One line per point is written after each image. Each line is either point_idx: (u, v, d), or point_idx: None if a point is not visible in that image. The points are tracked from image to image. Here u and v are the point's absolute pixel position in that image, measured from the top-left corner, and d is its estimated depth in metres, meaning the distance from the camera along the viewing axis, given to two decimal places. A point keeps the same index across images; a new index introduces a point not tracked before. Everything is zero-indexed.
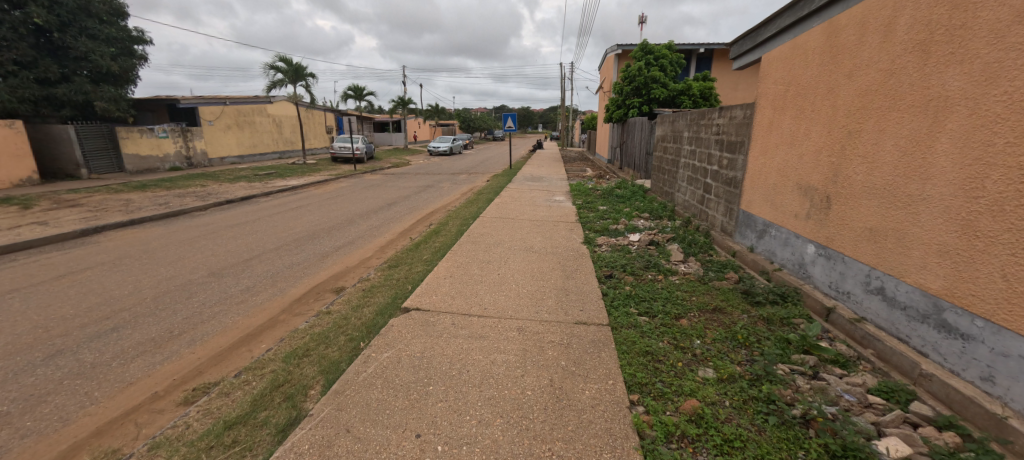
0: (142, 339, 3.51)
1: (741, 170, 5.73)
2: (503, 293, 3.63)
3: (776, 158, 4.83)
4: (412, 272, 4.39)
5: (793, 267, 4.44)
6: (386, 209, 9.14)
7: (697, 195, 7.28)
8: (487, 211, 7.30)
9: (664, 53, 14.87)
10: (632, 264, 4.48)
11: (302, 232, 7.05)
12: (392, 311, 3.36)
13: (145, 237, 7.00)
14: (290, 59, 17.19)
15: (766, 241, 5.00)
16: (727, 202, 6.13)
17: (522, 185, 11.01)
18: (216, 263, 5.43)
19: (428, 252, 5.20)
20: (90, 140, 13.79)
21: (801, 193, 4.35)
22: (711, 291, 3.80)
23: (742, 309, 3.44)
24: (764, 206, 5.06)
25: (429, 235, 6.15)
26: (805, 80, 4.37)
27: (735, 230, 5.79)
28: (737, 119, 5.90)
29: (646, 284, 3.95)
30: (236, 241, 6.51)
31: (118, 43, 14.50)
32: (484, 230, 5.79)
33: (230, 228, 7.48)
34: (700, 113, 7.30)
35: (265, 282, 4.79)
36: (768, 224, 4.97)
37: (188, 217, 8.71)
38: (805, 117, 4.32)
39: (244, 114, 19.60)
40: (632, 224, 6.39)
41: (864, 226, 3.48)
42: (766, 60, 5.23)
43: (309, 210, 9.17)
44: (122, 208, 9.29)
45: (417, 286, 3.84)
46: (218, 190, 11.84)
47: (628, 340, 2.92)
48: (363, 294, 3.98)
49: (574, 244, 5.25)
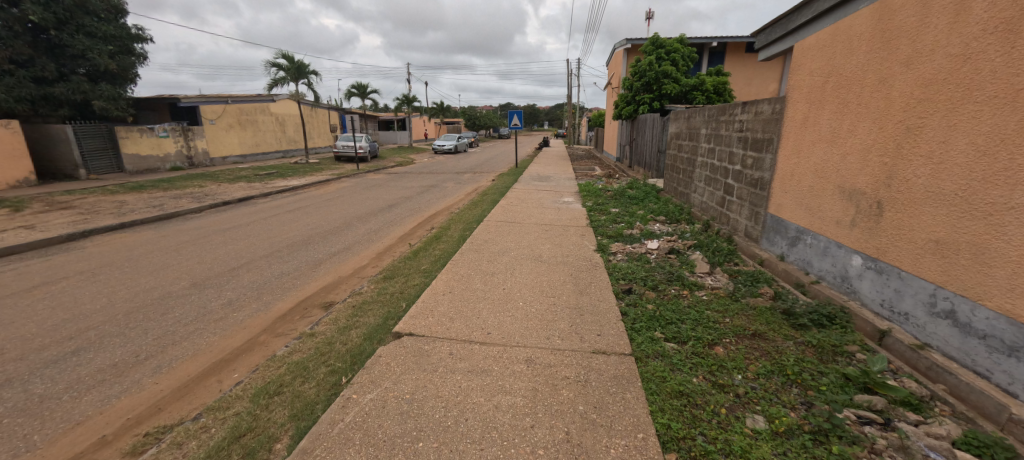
0: (102, 365, 3.11)
1: (769, 170, 5.24)
2: (509, 314, 3.18)
3: (812, 158, 4.34)
4: (409, 285, 3.98)
5: (833, 280, 3.97)
6: (387, 211, 8.73)
7: (716, 196, 6.79)
8: (491, 215, 6.85)
9: (676, 47, 14.34)
10: (652, 277, 4.02)
11: (297, 237, 6.67)
12: (381, 337, 2.93)
13: (132, 242, 6.65)
14: (291, 56, 16.85)
15: (800, 249, 4.52)
16: (752, 206, 5.64)
17: (529, 186, 10.55)
18: (200, 272, 5.04)
19: (427, 261, 4.77)
20: (89, 140, 13.55)
21: (844, 198, 3.86)
22: (747, 310, 3.32)
23: (785, 334, 2.97)
24: (797, 210, 4.58)
25: (429, 241, 5.73)
26: (848, 71, 3.88)
27: (762, 235, 5.30)
28: (763, 114, 5.40)
29: (670, 301, 3.49)
30: (226, 247, 6.13)
31: (116, 41, 14.22)
32: (488, 237, 5.34)
33: (222, 232, 7.11)
34: (721, 108, 6.80)
35: (250, 295, 4.40)
36: (802, 230, 4.49)
37: (180, 220, 8.37)
38: (849, 111, 3.83)
39: (246, 113, 19.32)
40: (648, 229, 5.91)
41: (929, 238, 2.99)
42: (799, 49, 4.73)
43: (306, 213, 8.79)
44: (115, 211, 8.97)
45: (411, 305, 3.41)
46: (216, 191, 11.50)
47: (656, 375, 2.47)
48: (352, 312, 3.56)
49: (585, 252, 4.80)
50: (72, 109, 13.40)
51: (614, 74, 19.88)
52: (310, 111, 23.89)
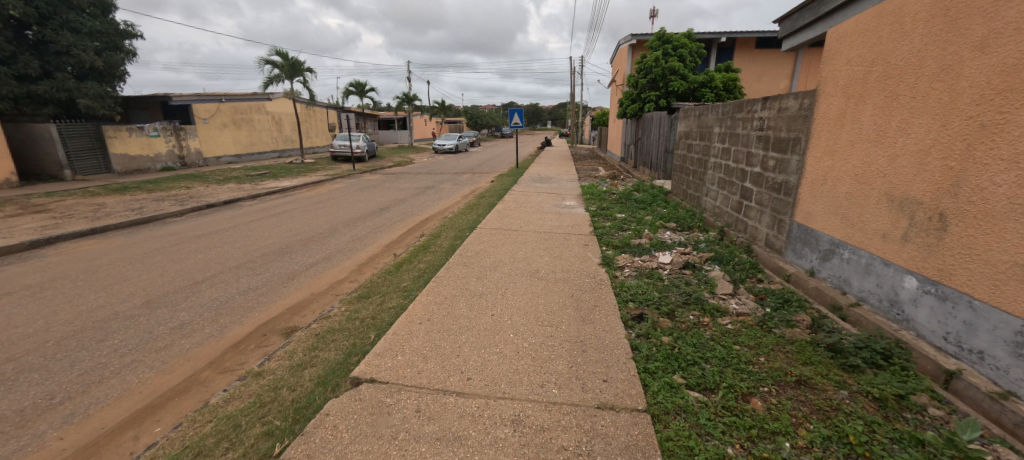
0: (4, 412, 2.58)
1: (795, 173, 4.66)
2: (496, 351, 2.62)
3: (849, 161, 3.78)
4: (386, 308, 3.43)
5: (878, 304, 3.42)
6: (377, 215, 8.21)
7: (731, 201, 6.22)
8: (486, 221, 6.30)
9: (684, 42, 13.72)
10: (665, 299, 3.44)
11: (275, 245, 6.14)
12: (337, 383, 2.38)
13: (99, 250, 6.15)
14: (285, 54, 16.32)
15: (834, 265, 3.96)
16: (774, 212, 5.07)
17: (529, 188, 9.98)
18: (157, 288, 4.51)
19: (409, 277, 4.21)
20: (75, 140, 13.09)
21: (893, 208, 3.29)
22: (784, 345, 2.76)
23: (836, 381, 2.40)
24: (831, 219, 4.00)
25: (416, 251, 5.17)
26: (897, 58, 3.32)
27: (787, 247, 4.73)
28: (788, 111, 4.82)
29: (690, 333, 2.91)
30: (196, 257, 5.61)
31: (103, 37, 13.77)
32: (480, 248, 4.78)
33: (196, 239, 6.58)
34: (736, 105, 6.24)
35: (205, 316, 3.85)
36: (836, 243, 3.92)
37: (157, 225, 7.86)
38: (898, 106, 3.28)
39: (241, 112, 18.86)
40: (658, 238, 5.31)
41: (1012, 262, 2.44)
42: (831, 36, 4.16)
43: (292, 217, 8.26)
44: (90, 214, 8.47)
45: (380, 337, 2.85)
46: (202, 193, 10.98)
47: (681, 445, 1.91)
48: (312, 344, 3.01)
49: (589, 267, 4.22)
50: (57, 107, 12.96)
51: (619, 71, 19.25)
52: (308, 110, 23.41)
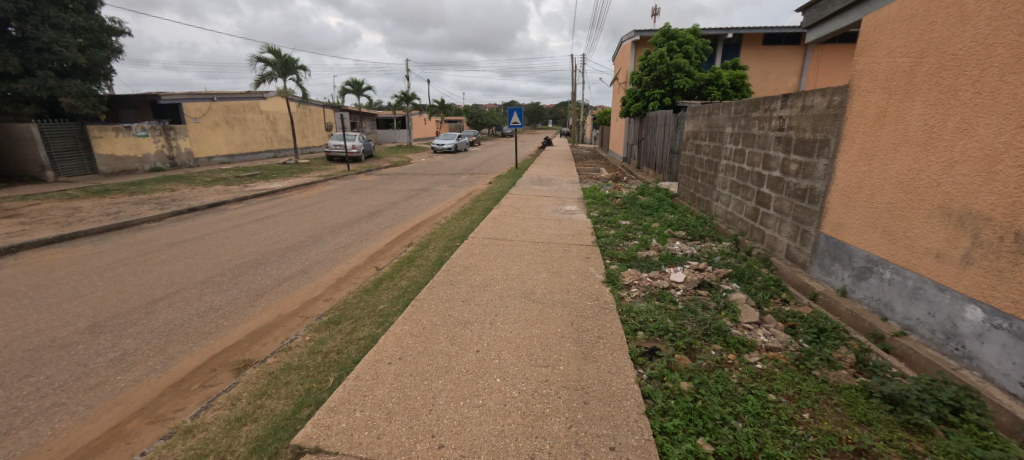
0: None
1: (821, 180, 4.18)
2: (477, 403, 2.14)
3: (892, 167, 3.29)
4: (356, 338, 2.95)
5: (931, 335, 2.94)
6: (365, 221, 7.74)
7: (746, 207, 5.73)
8: (479, 229, 5.82)
9: (689, 39, 13.21)
10: (680, 329, 2.95)
11: (250, 255, 5.66)
12: (275, 452, 1.90)
13: (59, 260, 5.68)
14: (277, 51, 15.83)
15: (870, 285, 3.50)
16: (796, 221, 4.58)
17: (528, 191, 9.49)
18: (108, 308, 4.03)
19: (388, 298, 3.72)
20: (57, 140, 12.63)
21: (950, 223, 2.81)
22: (830, 393, 2.28)
23: (904, 447, 1.92)
24: (868, 232, 3.52)
25: (400, 265, 4.66)
26: (955, 47, 2.84)
27: (812, 261, 4.25)
28: (814, 109, 4.32)
29: (714, 376, 2.41)
30: (161, 269, 5.13)
31: (87, 34, 13.28)
32: (470, 262, 4.29)
33: (167, 248, 6.10)
34: (752, 102, 5.75)
35: (152, 345, 3.36)
36: (874, 261, 3.45)
37: (131, 231, 7.38)
38: (956, 104, 2.81)
39: (234, 111, 18.38)
40: (667, 250, 4.81)
41: None
42: (867, 24, 3.67)
43: (275, 222, 7.77)
44: (63, 219, 8.02)
45: (339, 382, 2.37)
46: (186, 195, 10.51)
47: None
48: (261, 388, 2.51)
49: (591, 287, 3.72)
50: (39, 107, 12.57)
51: (621, 68, 18.71)
52: (302, 109, 22.93)
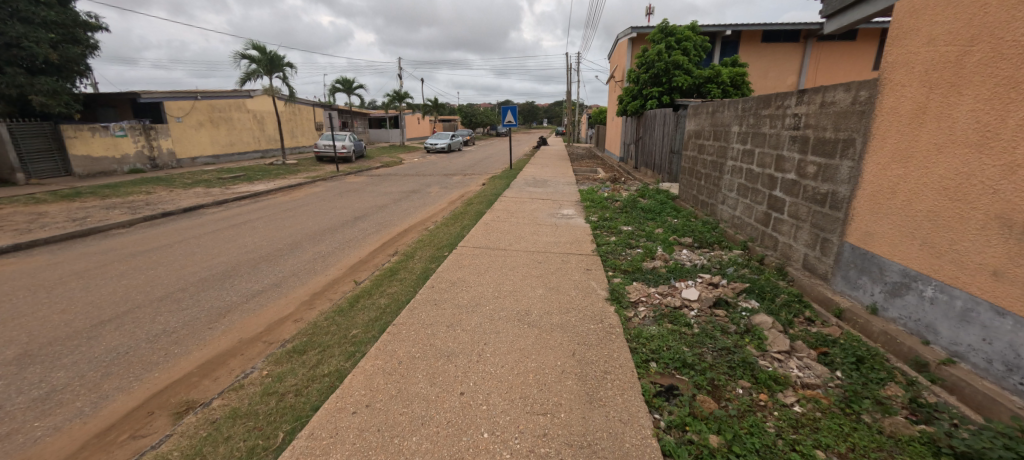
0: None
1: (844, 184, 3.79)
2: None
3: (933, 170, 2.90)
4: (318, 376, 2.51)
5: (987, 364, 2.56)
6: (350, 226, 7.27)
7: (756, 211, 5.35)
8: (470, 236, 5.39)
9: (688, 35, 12.84)
10: (699, 361, 2.53)
11: (220, 267, 5.18)
12: None
13: (8, 273, 5.16)
14: (263, 47, 15.26)
15: (906, 303, 3.12)
16: (814, 228, 4.20)
17: (522, 193, 9.08)
18: (45, 333, 3.54)
19: (363, 320, 3.27)
20: (28, 141, 12.01)
21: (1012, 237, 2.43)
22: (891, 449, 1.88)
23: None
24: (902, 243, 3.14)
25: (381, 279, 4.20)
26: (1016, 32, 2.45)
27: (835, 273, 3.86)
28: (836, 106, 3.93)
29: (747, 427, 1.99)
30: (117, 284, 4.64)
31: (59, 29, 12.61)
32: (458, 276, 3.86)
33: (130, 258, 5.60)
34: (761, 98, 5.36)
35: (85, 380, 2.89)
36: (912, 276, 3.07)
37: (96, 238, 6.86)
38: (1019, 98, 2.42)
39: (219, 110, 17.78)
40: (676, 261, 4.39)
41: None
42: (898, 12, 3.29)
43: (253, 228, 7.30)
44: (24, 225, 7.46)
45: (289, 442, 1.92)
46: (162, 198, 9.97)
47: None
48: (197, 444, 2.06)
49: (594, 306, 3.30)
50: (9, 106, 11.96)
51: (617, 66, 18.30)
52: (291, 108, 22.33)
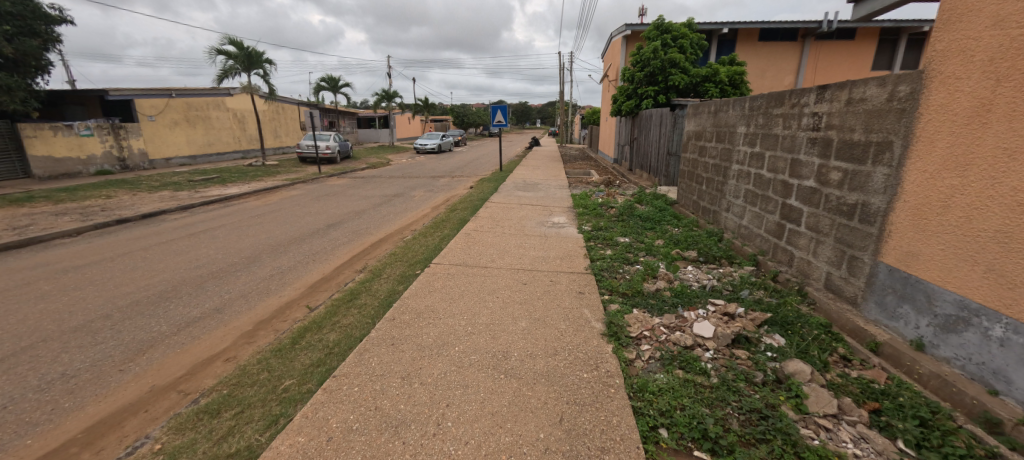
0: None
1: (878, 195, 3.24)
2: None
3: (1003, 181, 2.35)
4: (221, 457, 1.89)
5: None
6: (319, 235, 6.64)
7: (767, 221, 4.79)
8: (447, 250, 4.79)
9: (685, 32, 12.35)
10: (725, 431, 1.93)
11: (160, 286, 4.51)
12: None
13: None
14: (240, 43, 14.52)
15: (963, 341, 2.58)
16: (839, 244, 3.65)
17: (511, 197, 8.48)
18: None
19: (303, 365, 2.65)
20: None
21: None
22: None
23: None
24: (960, 272, 2.58)
25: (337, 306, 3.56)
26: None
27: (867, 298, 3.29)
28: (867, 103, 3.38)
29: None
30: (29, 310, 3.95)
31: (14, 21, 11.82)
32: (427, 304, 3.25)
33: (58, 276, 4.90)
34: (773, 95, 4.80)
35: None
36: (972, 309, 2.53)
37: (34, 250, 6.15)
38: None
39: (195, 108, 16.98)
40: (681, 282, 3.82)
41: None
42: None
43: (213, 237, 6.62)
44: None
45: None
46: (122, 203, 9.24)
47: None
48: None
49: (589, 345, 2.71)
50: None
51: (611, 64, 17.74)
52: (273, 108, 21.53)
